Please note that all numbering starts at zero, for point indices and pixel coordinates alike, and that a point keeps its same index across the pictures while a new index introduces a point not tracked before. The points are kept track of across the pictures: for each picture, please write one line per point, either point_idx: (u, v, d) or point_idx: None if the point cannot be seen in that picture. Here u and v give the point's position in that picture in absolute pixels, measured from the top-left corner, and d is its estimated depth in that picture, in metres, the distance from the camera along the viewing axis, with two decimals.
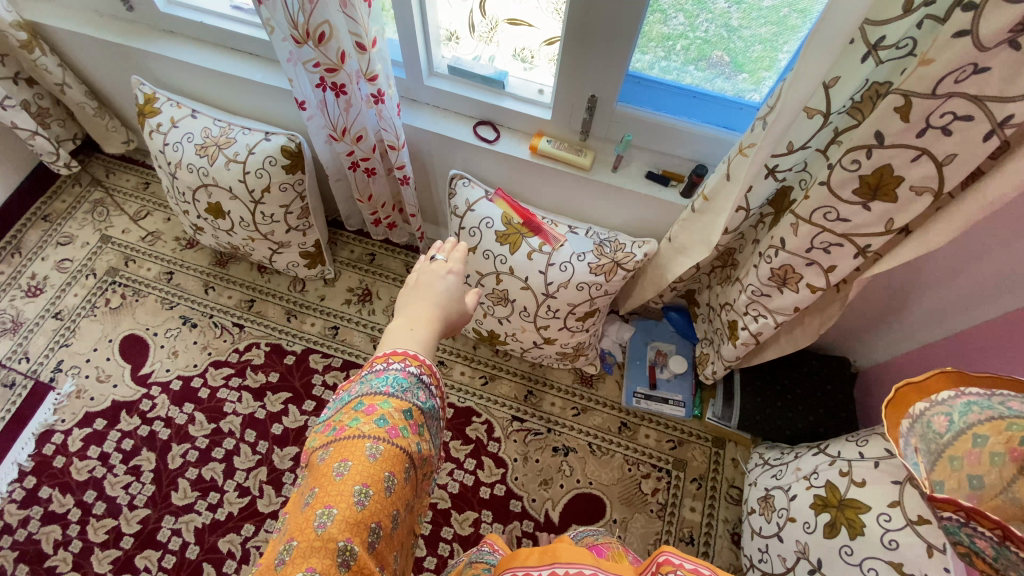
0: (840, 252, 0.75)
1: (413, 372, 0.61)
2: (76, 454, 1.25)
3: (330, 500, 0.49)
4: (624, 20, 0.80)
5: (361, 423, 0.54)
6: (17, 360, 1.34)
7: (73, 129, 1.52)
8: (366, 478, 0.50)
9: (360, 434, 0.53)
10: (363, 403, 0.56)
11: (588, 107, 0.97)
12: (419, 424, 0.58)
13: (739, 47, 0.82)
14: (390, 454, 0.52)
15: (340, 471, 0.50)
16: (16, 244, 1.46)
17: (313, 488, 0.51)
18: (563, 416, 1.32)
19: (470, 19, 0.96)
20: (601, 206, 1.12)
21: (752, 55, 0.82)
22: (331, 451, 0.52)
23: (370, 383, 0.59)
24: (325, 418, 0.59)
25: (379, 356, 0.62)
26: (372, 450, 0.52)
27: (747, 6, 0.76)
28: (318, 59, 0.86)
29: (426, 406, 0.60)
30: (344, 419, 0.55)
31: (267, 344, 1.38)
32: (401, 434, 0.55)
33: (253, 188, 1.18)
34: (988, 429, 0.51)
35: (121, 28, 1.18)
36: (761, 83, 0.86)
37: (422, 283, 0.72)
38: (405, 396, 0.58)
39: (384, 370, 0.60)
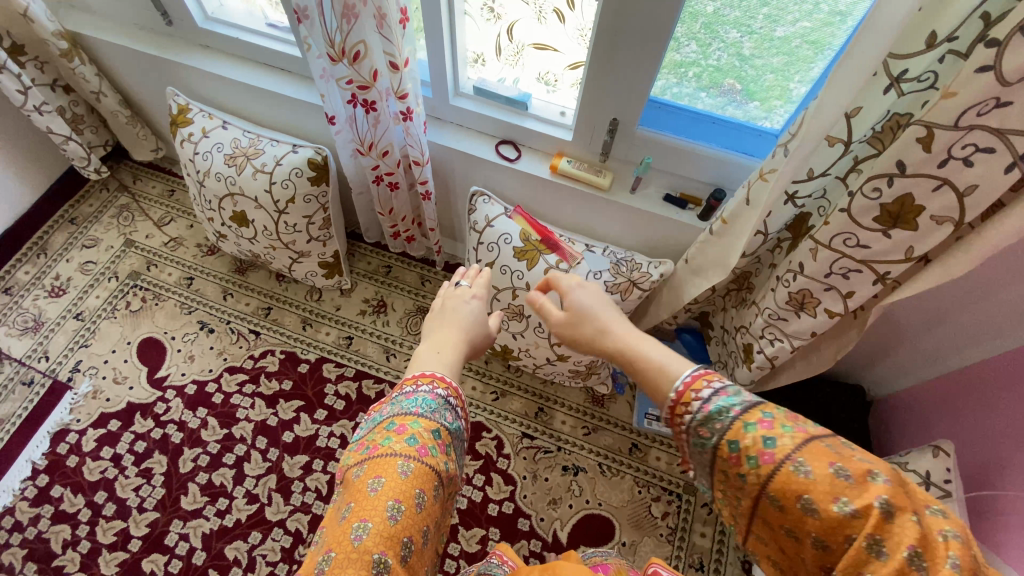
0: (859, 277, 0.76)
1: (441, 395, 0.61)
2: (89, 454, 1.26)
3: (365, 514, 0.50)
4: (649, 47, 0.83)
5: (393, 442, 0.55)
6: (37, 358, 1.36)
7: (104, 136, 1.56)
8: (398, 493, 0.51)
9: (392, 452, 0.54)
10: (394, 423, 0.57)
11: (609, 130, 0.99)
12: (447, 444, 0.58)
13: (751, 75, 0.85)
14: (420, 471, 0.53)
15: (374, 487, 0.51)
16: (42, 245, 1.50)
17: (349, 503, 0.52)
18: (574, 435, 1.31)
19: (497, 43, 1.00)
20: (617, 226, 1.14)
21: (764, 84, 0.85)
22: (366, 468, 0.53)
23: (401, 404, 0.60)
24: (357, 437, 0.60)
25: (408, 378, 0.63)
26: (404, 467, 0.53)
27: (759, 36, 0.79)
28: (352, 76, 0.89)
29: (453, 426, 0.60)
30: (377, 438, 0.56)
31: (281, 351, 1.39)
32: (430, 452, 0.55)
33: (279, 199, 1.21)
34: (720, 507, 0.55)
35: (159, 42, 1.23)
36: (773, 111, 0.89)
37: (447, 308, 0.73)
38: (433, 416, 0.58)
39: (414, 392, 0.61)
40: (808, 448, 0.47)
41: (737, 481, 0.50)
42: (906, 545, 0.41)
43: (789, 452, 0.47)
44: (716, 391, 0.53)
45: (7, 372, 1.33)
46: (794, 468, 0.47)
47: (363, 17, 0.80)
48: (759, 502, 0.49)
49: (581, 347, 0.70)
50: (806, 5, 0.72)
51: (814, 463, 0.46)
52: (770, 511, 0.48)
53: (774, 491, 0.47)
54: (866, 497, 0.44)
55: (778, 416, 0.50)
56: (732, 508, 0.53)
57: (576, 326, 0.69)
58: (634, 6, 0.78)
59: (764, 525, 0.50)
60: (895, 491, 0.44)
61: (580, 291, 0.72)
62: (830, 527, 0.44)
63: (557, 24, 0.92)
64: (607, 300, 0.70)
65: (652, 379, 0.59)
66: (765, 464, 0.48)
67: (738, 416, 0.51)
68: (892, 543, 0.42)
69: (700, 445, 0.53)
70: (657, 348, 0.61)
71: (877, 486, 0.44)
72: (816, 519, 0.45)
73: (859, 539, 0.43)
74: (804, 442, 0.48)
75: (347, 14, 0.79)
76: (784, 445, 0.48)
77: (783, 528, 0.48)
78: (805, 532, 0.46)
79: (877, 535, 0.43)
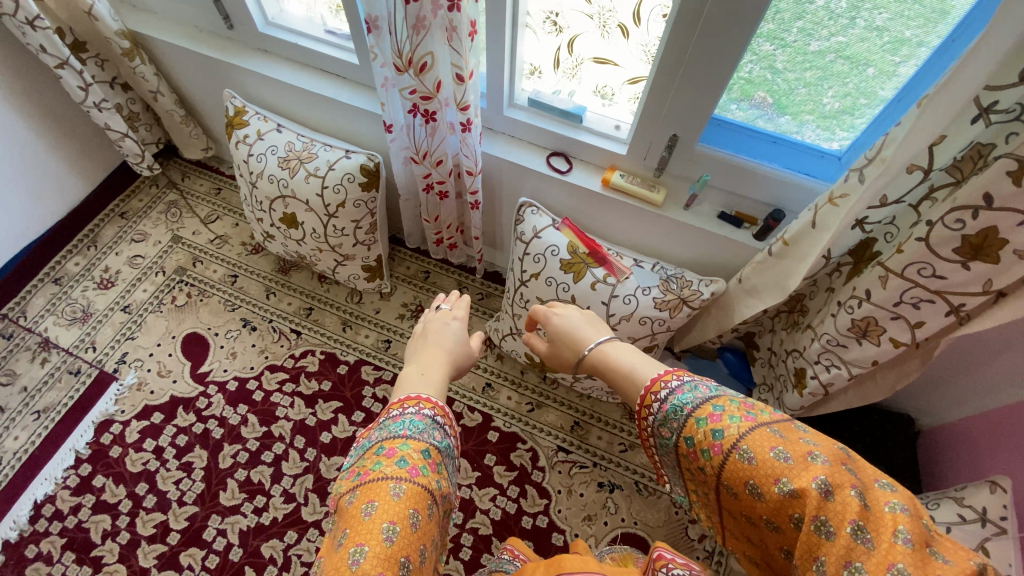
0: (930, 308, 0.74)
1: (427, 415, 0.69)
2: (132, 445, 1.28)
3: (360, 540, 0.54)
4: (723, 62, 0.82)
5: (384, 466, 0.61)
6: (84, 348, 1.40)
7: (158, 134, 1.60)
8: (392, 515, 0.56)
9: (383, 476, 0.60)
10: (384, 448, 0.64)
11: (667, 146, 0.99)
12: (437, 462, 0.65)
13: (783, 88, 0.85)
14: (412, 491, 0.59)
15: (368, 511, 0.56)
16: (92, 238, 1.55)
17: (345, 530, 0.57)
18: (610, 451, 1.30)
19: (556, 56, 1.00)
20: (667, 242, 1.12)
21: (796, 97, 0.85)
22: (359, 495, 0.58)
23: (388, 428, 0.67)
24: (348, 465, 0.66)
25: (394, 404, 0.71)
26: (396, 489, 0.58)
27: (792, 49, 0.79)
28: (416, 86, 0.90)
29: (441, 444, 0.67)
30: (367, 464, 0.62)
31: (321, 352, 1.41)
32: (421, 472, 0.61)
33: (329, 203, 1.23)
34: (698, 506, 0.64)
35: (219, 44, 1.26)
36: (803, 125, 0.89)
37: (428, 329, 0.87)
38: (421, 438, 0.65)
39: (401, 415, 0.69)
40: (751, 435, 0.54)
41: (700, 472, 0.58)
42: (848, 520, 0.45)
43: (735, 441, 0.54)
44: (673, 391, 0.63)
45: (54, 361, 1.37)
46: (738, 455, 0.53)
47: (433, 29, 0.81)
48: (719, 489, 0.56)
49: (568, 363, 0.83)
50: (843, 19, 0.72)
51: (755, 449, 0.52)
52: (730, 497, 0.55)
53: (725, 478, 0.54)
54: (804, 478, 0.48)
55: (727, 410, 0.58)
56: (706, 497, 0.60)
57: (568, 341, 0.81)
58: (708, 21, 0.77)
59: (731, 511, 0.56)
60: (833, 471, 0.48)
61: (555, 316, 0.84)
62: (776, 506, 0.50)
63: (620, 39, 0.91)
64: (581, 317, 0.83)
65: (623, 383, 0.72)
66: (716, 455, 0.55)
67: (691, 413, 0.60)
68: (836, 519, 0.45)
69: (667, 443, 0.63)
70: (631, 356, 0.73)
71: (813, 467, 0.48)
72: (763, 500, 0.51)
73: (808, 522, 0.46)
74: (749, 430, 0.54)
75: (418, 26, 0.79)
76: (729, 435, 0.55)
77: (745, 515, 0.54)
78: (759, 515, 0.52)
79: (822, 515, 0.46)
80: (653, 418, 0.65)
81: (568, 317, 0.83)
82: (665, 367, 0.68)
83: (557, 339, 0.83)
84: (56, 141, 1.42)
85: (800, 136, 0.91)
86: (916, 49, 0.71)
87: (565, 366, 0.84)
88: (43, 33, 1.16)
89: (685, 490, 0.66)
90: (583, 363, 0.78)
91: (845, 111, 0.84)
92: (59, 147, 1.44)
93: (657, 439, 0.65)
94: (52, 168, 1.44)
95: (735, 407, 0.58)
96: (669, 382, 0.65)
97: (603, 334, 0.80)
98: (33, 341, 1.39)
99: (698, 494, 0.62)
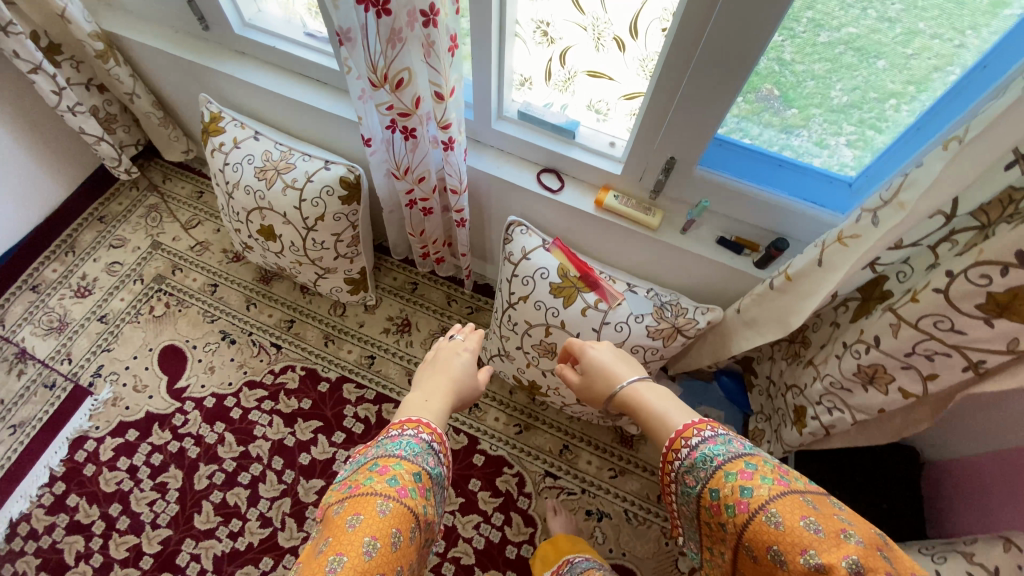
0: (946, 361, 0.67)
1: (425, 439, 0.68)
2: (106, 464, 1.24)
3: (341, 548, 0.54)
4: (733, 72, 0.73)
5: (374, 482, 0.60)
6: (59, 360, 1.35)
7: (137, 136, 1.53)
8: (375, 530, 0.55)
9: (373, 491, 0.59)
10: (378, 464, 0.63)
11: (664, 168, 0.92)
12: (426, 487, 0.64)
13: (790, 80, 0.74)
14: (398, 511, 0.58)
15: (352, 523, 0.56)
16: (70, 243, 1.49)
17: (327, 538, 0.56)
18: (599, 477, 1.25)
19: (548, 68, 0.93)
20: (663, 266, 1.06)
21: (805, 91, 0.74)
22: (346, 506, 0.58)
23: (386, 447, 0.66)
24: (341, 477, 0.65)
25: (396, 424, 0.70)
26: (383, 506, 0.57)
27: (801, 40, 0.68)
28: (392, 103, 0.83)
29: (433, 471, 0.66)
30: (360, 478, 0.61)
31: (302, 368, 1.35)
32: (410, 494, 0.60)
33: (308, 216, 1.17)
34: (709, 565, 0.62)
35: (195, 46, 1.19)
36: (811, 121, 0.78)
37: (440, 359, 0.82)
38: (416, 460, 0.64)
39: (399, 435, 0.67)
40: (780, 500, 0.52)
41: (720, 529, 0.57)
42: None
43: (763, 503, 0.53)
44: (706, 441, 0.61)
45: (30, 373, 1.32)
46: (765, 517, 0.52)
47: (410, 42, 0.74)
48: (738, 551, 0.54)
49: (599, 399, 0.78)
50: (854, 9, 0.62)
51: (785, 515, 0.51)
52: (748, 560, 0.53)
53: (747, 539, 0.53)
54: (834, 554, 0.47)
55: (759, 470, 0.56)
56: (721, 557, 0.59)
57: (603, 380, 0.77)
58: (716, 22, 0.68)
59: (748, 575, 0.54)
60: (865, 553, 0.47)
61: (591, 349, 0.80)
62: None
63: (616, 52, 0.85)
64: (616, 355, 0.79)
65: (656, 427, 0.68)
66: (740, 513, 0.54)
67: (722, 466, 0.58)
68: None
69: (688, 491, 0.61)
70: (668, 401, 0.69)
71: (844, 545, 0.48)
72: (785, 570, 0.49)
73: None
74: (779, 494, 0.53)
75: (393, 39, 0.72)
76: (758, 495, 0.54)
77: None
78: None
79: None
80: (679, 464, 0.63)
81: (604, 353, 0.79)
82: (700, 416, 0.67)
83: (593, 377, 0.78)
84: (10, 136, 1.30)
85: (792, 152, 0.84)
86: (946, 50, 0.62)
87: (595, 403, 0.79)
88: (15, 38, 1.09)
89: (697, 544, 0.65)
90: (618, 401, 0.74)
91: (853, 105, 0.73)
92: (13, 144, 1.31)
93: (680, 486, 0.62)
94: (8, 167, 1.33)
95: (768, 468, 0.56)
96: (702, 432, 0.63)
97: (636, 374, 0.76)
98: (10, 351, 1.35)
99: (711, 552, 0.61)
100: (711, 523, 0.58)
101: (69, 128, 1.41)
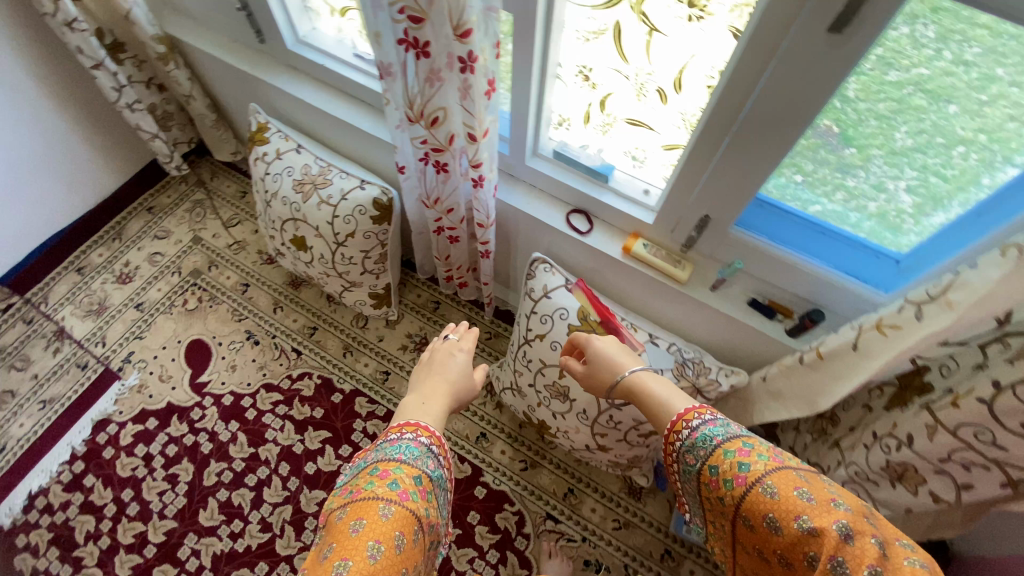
0: (983, 474, 0.62)
1: (424, 443, 0.67)
2: (124, 449, 1.29)
3: (345, 554, 0.53)
4: (776, 139, 0.70)
5: (375, 486, 0.59)
6: (94, 342, 1.41)
7: (190, 134, 1.60)
8: (380, 534, 0.55)
9: (374, 495, 0.58)
10: (378, 468, 0.62)
11: (698, 225, 0.89)
12: (427, 490, 0.63)
13: (852, 118, 0.67)
14: (400, 515, 0.57)
15: (356, 528, 0.55)
16: (119, 230, 1.57)
17: (331, 543, 0.55)
18: (602, 527, 1.21)
19: (587, 111, 0.91)
20: (689, 321, 1.02)
21: (866, 131, 0.67)
22: (349, 510, 0.57)
23: (386, 450, 0.65)
24: (342, 483, 0.64)
25: (394, 428, 0.69)
26: (384, 510, 0.57)
27: (866, 78, 0.61)
28: (427, 138, 0.83)
29: (434, 474, 0.65)
30: (360, 483, 0.61)
31: (318, 376, 1.37)
32: (411, 497, 0.60)
33: (339, 232, 1.19)
34: (712, 542, 0.63)
35: (251, 57, 1.23)
36: (871, 160, 0.71)
37: (436, 360, 0.81)
38: (415, 463, 0.64)
39: (399, 439, 0.66)
40: (775, 474, 0.54)
41: (718, 504, 0.57)
42: (866, 564, 0.45)
43: (759, 476, 0.54)
44: (705, 423, 0.62)
45: (66, 352, 1.39)
46: (761, 488, 0.53)
47: (448, 82, 0.74)
48: (736, 522, 0.55)
49: (602, 390, 0.79)
50: (928, 48, 0.55)
51: (779, 485, 0.53)
52: (745, 530, 0.55)
53: (743, 509, 0.54)
54: (824, 518, 0.49)
55: (756, 448, 0.57)
56: (721, 530, 0.60)
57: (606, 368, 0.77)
58: (764, 87, 0.65)
59: (746, 545, 0.55)
60: (854, 518, 0.49)
61: (596, 340, 0.80)
62: (792, 542, 0.50)
63: (657, 103, 0.82)
64: (619, 347, 0.79)
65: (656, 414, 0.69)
66: (737, 486, 0.55)
67: (720, 444, 0.59)
68: (853, 562, 0.46)
69: (689, 470, 0.61)
70: (666, 390, 0.70)
71: (834, 511, 0.49)
72: (780, 535, 0.51)
73: (823, 560, 0.47)
74: (774, 469, 0.54)
75: (431, 78, 0.73)
76: (755, 469, 0.55)
77: (757, 549, 0.54)
78: (773, 549, 0.52)
79: (838, 556, 0.47)
80: (679, 446, 0.63)
81: (608, 344, 0.79)
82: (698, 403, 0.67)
83: (597, 366, 0.78)
84: (68, 125, 1.37)
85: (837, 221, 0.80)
86: None
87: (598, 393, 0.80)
88: (80, 35, 1.15)
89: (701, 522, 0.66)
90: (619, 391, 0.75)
91: (918, 148, 0.66)
92: (71, 134, 1.39)
93: (680, 467, 0.63)
94: (64, 156, 1.41)
95: (764, 447, 0.57)
96: (701, 415, 0.63)
97: (639, 363, 0.76)
98: (49, 329, 1.42)
99: (713, 527, 0.62)
100: (708, 497, 0.59)
101: (119, 121, 1.48)
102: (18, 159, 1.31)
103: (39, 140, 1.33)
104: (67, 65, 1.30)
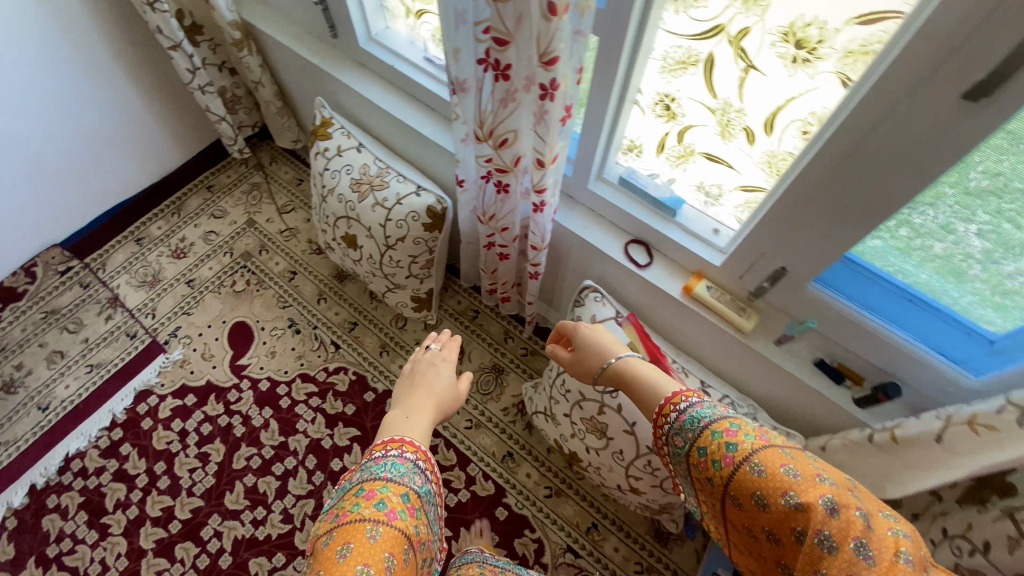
0: None
1: (409, 459, 0.65)
2: (162, 422, 1.32)
3: None
4: (876, 203, 0.64)
5: (361, 508, 0.56)
6: (144, 314, 1.46)
7: (255, 118, 1.63)
8: (368, 557, 0.52)
9: (361, 518, 0.55)
10: (363, 489, 0.60)
11: (771, 276, 0.83)
12: (415, 507, 0.60)
13: None
14: (389, 535, 0.55)
15: (342, 554, 0.52)
16: (178, 206, 1.61)
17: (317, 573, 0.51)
18: (624, 569, 1.16)
19: (662, 140, 0.86)
20: (745, 371, 0.96)
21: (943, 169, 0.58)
22: (335, 536, 0.54)
23: (370, 470, 0.62)
24: (326, 508, 0.61)
25: (378, 445, 0.67)
26: (372, 532, 0.54)
27: None
28: (493, 157, 0.80)
29: (421, 490, 0.63)
30: (345, 505, 0.58)
31: (353, 372, 1.37)
32: (399, 516, 0.57)
33: (389, 235, 1.17)
34: (701, 521, 0.63)
35: (322, 51, 1.23)
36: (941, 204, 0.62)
37: (417, 372, 0.80)
38: (401, 481, 0.61)
39: (383, 457, 0.64)
40: (763, 452, 0.53)
41: (706, 484, 0.57)
42: (853, 537, 0.45)
43: (747, 455, 0.54)
44: (691, 406, 0.61)
45: (117, 320, 1.44)
46: (750, 467, 0.53)
47: (523, 104, 0.71)
48: (725, 501, 0.55)
49: (591, 376, 0.78)
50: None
51: (767, 464, 0.52)
52: (733, 507, 0.54)
53: (733, 488, 0.53)
54: (811, 494, 0.48)
55: (742, 428, 0.57)
56: (708, 507, 0.59)
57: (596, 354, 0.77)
58: (882, 135, 0.58)
59: (735, 523, 0.55)
60: (839, 493, 0.49)
61: (585, 328, 0.80)
62: (780, 518, 0.50)
63: (743, 143, 0.77)
64: (609, 334, 0.79)
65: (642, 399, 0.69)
66: (726, 467, 0.54)
67: (707, 427, 0.58)
68: (840, 535, 0.46)
69: (677, 452, 0.61)
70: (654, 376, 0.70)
71: (820, 486, 0.49)
72: (768, 511, 0.51)
73: (812, 535, 0.47)
74: (762, 447, 0.54)
75: (506, 99, 0.70)
76: (743, 448, 0.54)
77: (746, 525, 0.54)
78: (762, 525, 0.52)
79: (825, 531, 0.46)
80: (668, 428, 0.62)
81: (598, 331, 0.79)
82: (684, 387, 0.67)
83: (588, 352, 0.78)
84: (141, 99, 1.41)
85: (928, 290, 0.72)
86: None
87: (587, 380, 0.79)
88: (161, 16, 1.17)
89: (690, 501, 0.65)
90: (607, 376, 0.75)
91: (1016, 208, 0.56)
92: (142, 109, 1.43)
93: (669, 449, 0.62)
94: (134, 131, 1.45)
95: (750, 426, 0.57)
96: (688, 398, 0.62)
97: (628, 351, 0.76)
98: (104, 295, 1.48)
99: (701, 506, 0.61)
100: (695, 475, 0.59)
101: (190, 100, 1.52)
102: (89, 131, 1.36)
103: (111, 112, 1.37)
104: (144, 42, 1.33)
